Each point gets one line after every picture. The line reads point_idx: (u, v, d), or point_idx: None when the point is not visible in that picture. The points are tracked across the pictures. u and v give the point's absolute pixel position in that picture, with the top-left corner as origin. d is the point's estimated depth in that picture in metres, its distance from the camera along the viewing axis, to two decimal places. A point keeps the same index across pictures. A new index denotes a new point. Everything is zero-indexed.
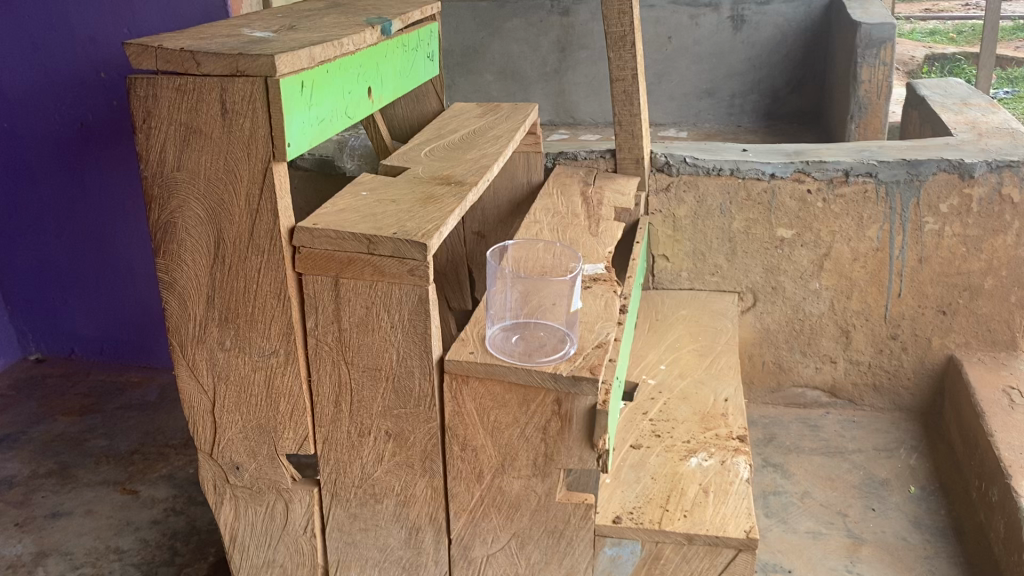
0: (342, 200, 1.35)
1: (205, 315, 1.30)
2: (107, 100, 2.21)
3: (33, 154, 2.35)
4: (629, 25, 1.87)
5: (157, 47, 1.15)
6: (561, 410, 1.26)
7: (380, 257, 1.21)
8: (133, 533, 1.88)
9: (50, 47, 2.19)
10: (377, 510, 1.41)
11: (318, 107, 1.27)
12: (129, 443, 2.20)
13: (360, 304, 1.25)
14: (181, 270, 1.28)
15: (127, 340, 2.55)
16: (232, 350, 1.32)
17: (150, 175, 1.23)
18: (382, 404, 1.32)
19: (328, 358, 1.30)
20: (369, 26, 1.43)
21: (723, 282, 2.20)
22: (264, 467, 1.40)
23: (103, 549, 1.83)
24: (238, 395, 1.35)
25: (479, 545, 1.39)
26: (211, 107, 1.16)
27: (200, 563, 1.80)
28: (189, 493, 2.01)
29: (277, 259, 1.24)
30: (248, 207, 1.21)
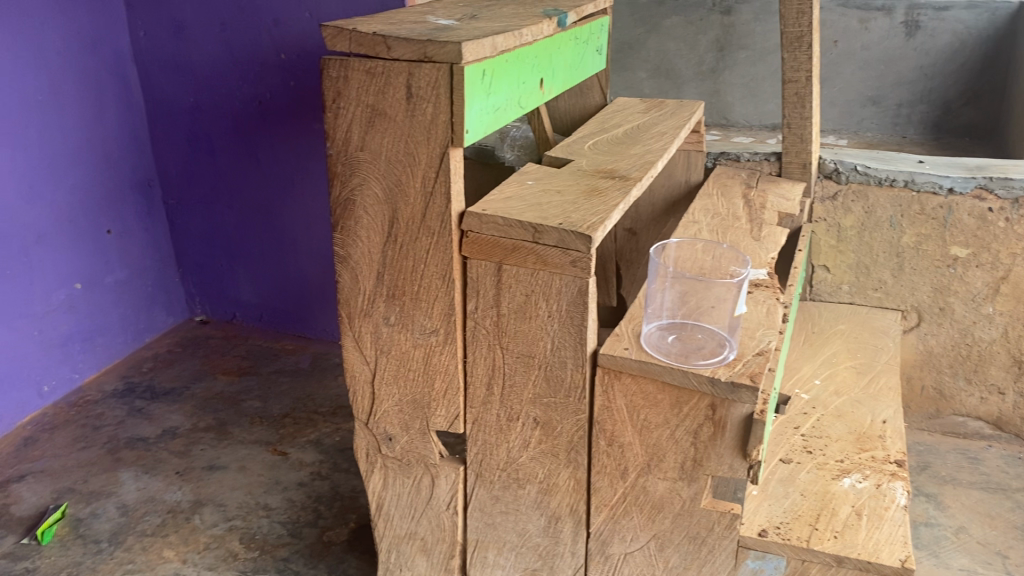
0: (508, 187, 1.36)
1: (374, 290, 1.35)
2: (284, 81, 2.33)
3: (214, 128, 2.50)
4: (808, 26, 1.81)
5: (352, 30, 1.20)
6: (715, 417, 1.23)
7: (544, 246, 1.22)
8: (281, 492, 1.97)
9: (238, 28, 2.32)
10: (519, 495, 1.42)
11: (495, 95, 1.29)
12: (281, 407, 2.32)
13: (521, 291, 1.27)
14: (355, 246, 1.33)
15: (285, 309, 2.68)
16: (396, 325, 1.36)
17: (335, 153, 1.28)
18: (533, 390, 1.33)
19: (485, 341, 1.33)
20: (547, 18, 1.44)
21: (886, 299, 2.10)
22: (416, 440, 1.45)
23: (253, 504, 1.93)
24: (398, 369, 1.40)
25: (618, 542, 1.38)
26: (397, 90, 1.20)
27: (342, 527, 1.85)
28: (334, 460, 2.09)
29: (446, 241, 1.27)
30: (423, 189, 1.25)
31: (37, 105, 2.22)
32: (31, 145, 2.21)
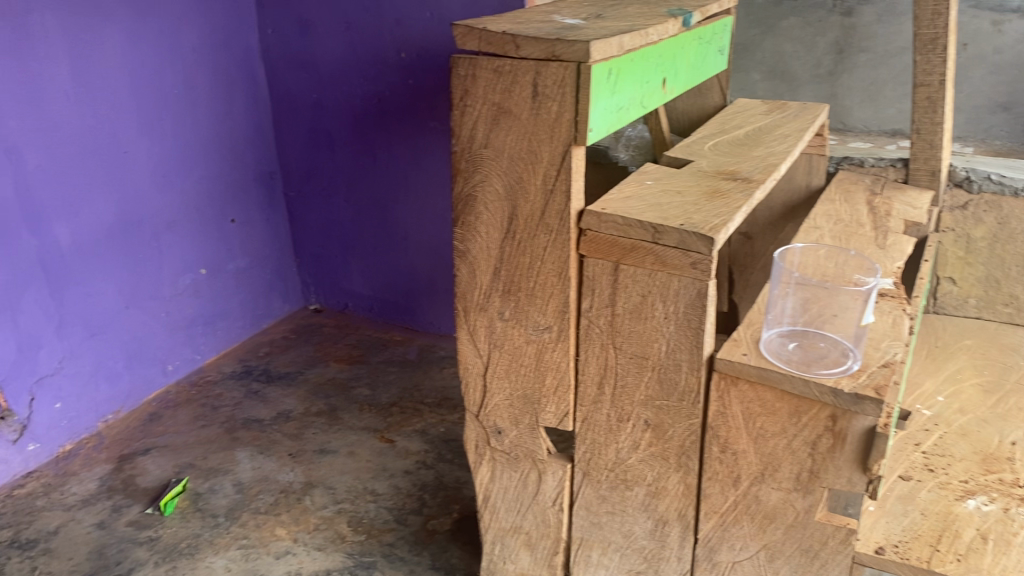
0: (627, 187, 1.35)
1: (490, 284, 1.37)
2: (404, 78, 2.38)
3: (334, 123, 2.58)
4: (943, 28, 1.73)
5: (481, 30, 1.22)
6: (835, 428, 1.19)
7: (663, 247, 1.21)
8: (388, 478, 2.02)
9: (361, 27, 2.38)
10: (627, 496, 1.42)
11: (620, 94, 1.29)
12: (389, 396, 2.38)
13: (637, 292, 1.25)
14: (474, 240, 1.36)
15: (394, 301, 2.75)
16: (510, 320, 1.38)
17: (460, 150, 1.31)
18: (645, 393, 1.31)
19: (598, 340, 1.32)
20: (672, 17, 1.42)
21: (1017, 315, 2.00)
22: (525, 436, 1.46)
23: (361, 489, 1.98)
24: (510, 364, 1.41)
25: (726, 550, 1.36)
26: (524, 89, 1.22)
27: (446, 517, 1.89)
28: (439, 450, 2.12)
29: (564, 239, 1.28)
30: (543, 187, 1.26)
31: (173, 98, 2.34)
32: (166, 136, 2.34)
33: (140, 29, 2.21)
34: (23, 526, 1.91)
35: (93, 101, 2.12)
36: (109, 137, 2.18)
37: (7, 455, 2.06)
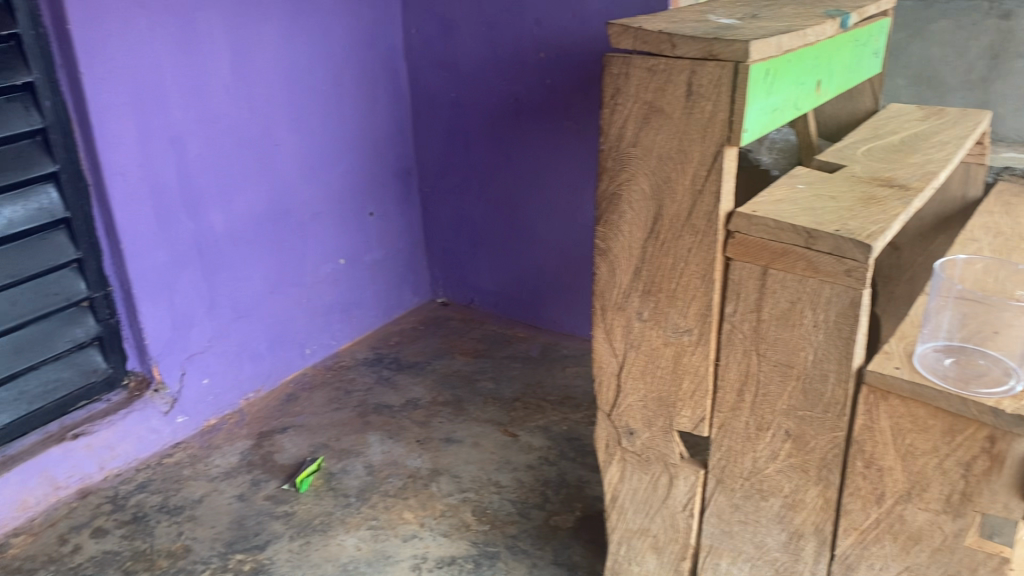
0: (778, 190, 1.33)
1: (630, 284, 1.37)
2: (541, 79, 2.41)
3: (470, 121, 2.64)
4: None
5: (637, 29, 1.22)
6: (993, 451, 1.12)
7: (817, 253, 1.17)
8: (511, 471, 2.05)
9: (501, 27, 2.43)
10: (761, 506, 1.39)
11: (775, 95, 1.26)
12: (513, 391, 2.41)
13: (785, 298, 1.23)
14: (616, 239, 1.36)
15: (519, 299, 2.79)
16: (649, 321, 1.38)
17: (607, 148, 1.31)
18: (787, 402, 1.28)
19: (741, 346, 1.30)
20: (830, 18, 1.39)
21: None
22: (657, 438, 1.45)
23: (485, 480, 2.02)
24: (646, 365, 1.41)
25: (864, 569, 1.31)
26: (678, 88, 1.21)
27: (568, 514, 1.90)
28: (562, 448, 2.13)
29: (711, 241, 1.26)
30: (692, 187, 1.25)
31: (321, 95, 2.47)
32: (312, 131, 2.48)
33: (294, 29, 2.34)
34: (171, 493, 2.07)
35: (249, 96, 2.27)
36: (261, 131, 2.33)
37: (159, 425, 2.25)
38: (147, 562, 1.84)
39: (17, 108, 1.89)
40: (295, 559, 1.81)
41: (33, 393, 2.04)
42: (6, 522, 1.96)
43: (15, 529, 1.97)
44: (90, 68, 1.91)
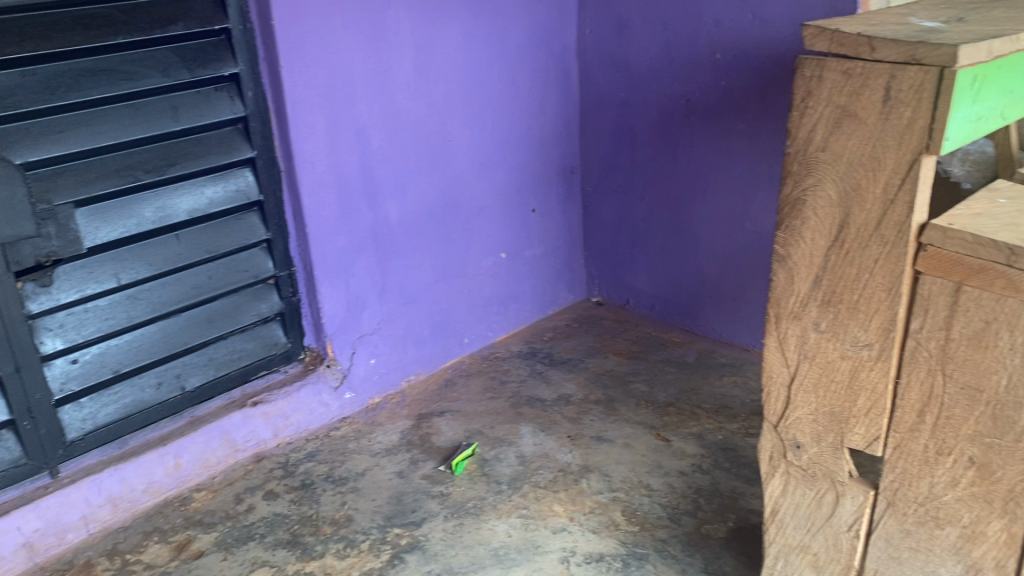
0: (976, 204, 1.26)
1: (808, 293, 1.34)
2: (715, 81, 2.38)
3: (639, 122, 2.63)
4: None
5: (834, 30, 1.19)
6: None
7: (1020, 272, 1.11)
8: (662, 476, 2.04)
9: (678, 27, 2.41)
10: (935, 535, 1.31)
11: (981, 103, 1.20)
12: (667, 395, 2.39)
13: (979, 317, 1.16)
14: (796, 246, 1.32)
15: (678, 303, 2.76)
16: (826, 333, 1.34)
17: (793, 152, 1.29)
18: (973, 428, 1.21)
19: (925, 365, 1.24)
20: None
21: None
22: (826, 454, 1.41)
23: (636, 482, 2.02)
24: (820, 378, 1.37)
25: None
26: (875, 92, 1.17)
27: (720, 524, 1.86)
28: (715, 457, 2.10)
29: (900, 253, 1.21)
30: (883, 196, 1.21)
31: (495, 92, 2.55)
32: (485, 126, 2.55)
33: (475, 27, 2.43)
34: (336, 464, 2.22)
35: (428, 92, 2.38)
36: (438, 126, 2.43)
37: (328, 399, 2.40)
38: (313, 527, 1.97)
39: (224, 97, 2.06)
40: (449, 539, 1.88)
41: (220, 360, 2.21)
42: (190, 477, 2.16)
43: (197, 485, 2.17)
44: (289, 61, 2.07)
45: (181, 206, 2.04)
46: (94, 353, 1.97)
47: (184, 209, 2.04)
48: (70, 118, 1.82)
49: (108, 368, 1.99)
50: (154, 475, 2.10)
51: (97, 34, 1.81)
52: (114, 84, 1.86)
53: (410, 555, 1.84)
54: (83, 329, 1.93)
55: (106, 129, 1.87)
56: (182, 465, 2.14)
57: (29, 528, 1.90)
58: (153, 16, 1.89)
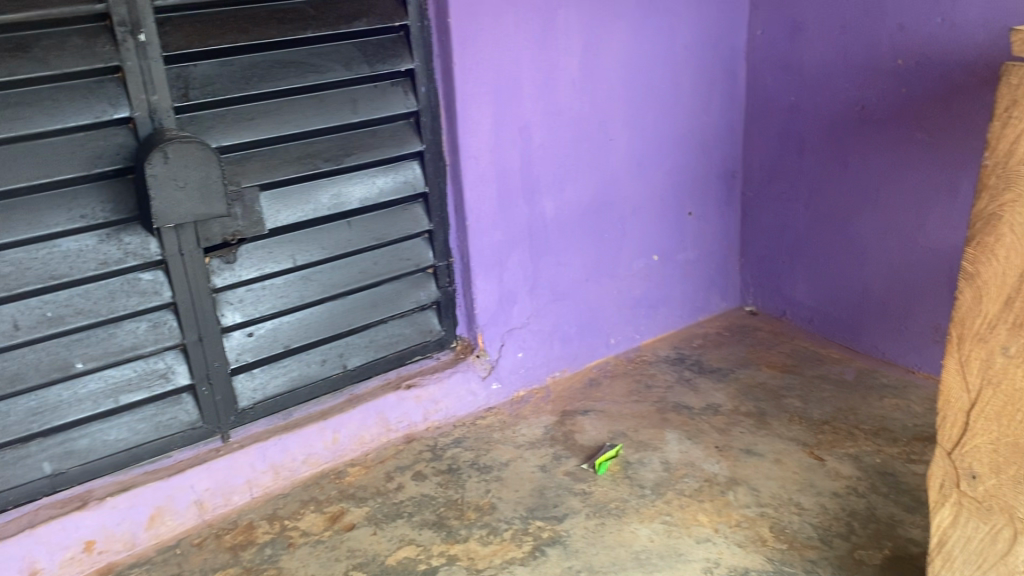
0: None
1: (997, 315, 1.26)
2: (895, 87, 2.28)
3: (808, 128, 2.55)
4: None
5: None
6: None
7: None
8: (814, 495, 1.97)
9: (857, 30, 2.33)
10: None
11: None
12: (822, 412, 2.31)
13: None
14: (987, 264, 1.25)
15: (838, 317, 2.65)
16: (1015, 358, 1.25)
17: (991, 164, 1.24)
18: None
19: None
20: None
21: None
22: (1005, 487, 1.32)
23: (785, 499, 1.96)
24: (1004, 406, 1.28)
25: None
26: None
27: (875, 550, 1.78)
28: (873, 480, 2.00)
29: None
30: None
31: (660, 93, 2.53)
32: (647, 127, 2.54)
33: (644, 28, 2.43)
34: (481, 452, 2.27)
35: (593, 91, 2.40)
36: (600, 125, 2.45)
37: (476, 388, 2.45)
38: (457, 511, 2.03)
39: (399, 91, 2.14)
40: (590, 537, 1.89)
41: (379, 343, 2.30)
42: (346, 453, 2.27)
43: (351, 460, 2.27)
44: (461, 58, 2.14)
45: (353, 194, 2.14)
46: (267, 328, 2.10)
47: (356, 198, 2.15)
48: (260, 107, 1.96)
49: (279, 343, 2.12)
50: (313, 447, 2.21)
51: (289, 28, 1.94)
52: (301, 76, 1.98)
53: (552, 548, 1.86)
54: (260, 305, 2.06)
55: (291, 119, 2.00)
56: (339, 439, 2.25)
57: (201, 486, 2.05)
58: (339, 12, 2.00)
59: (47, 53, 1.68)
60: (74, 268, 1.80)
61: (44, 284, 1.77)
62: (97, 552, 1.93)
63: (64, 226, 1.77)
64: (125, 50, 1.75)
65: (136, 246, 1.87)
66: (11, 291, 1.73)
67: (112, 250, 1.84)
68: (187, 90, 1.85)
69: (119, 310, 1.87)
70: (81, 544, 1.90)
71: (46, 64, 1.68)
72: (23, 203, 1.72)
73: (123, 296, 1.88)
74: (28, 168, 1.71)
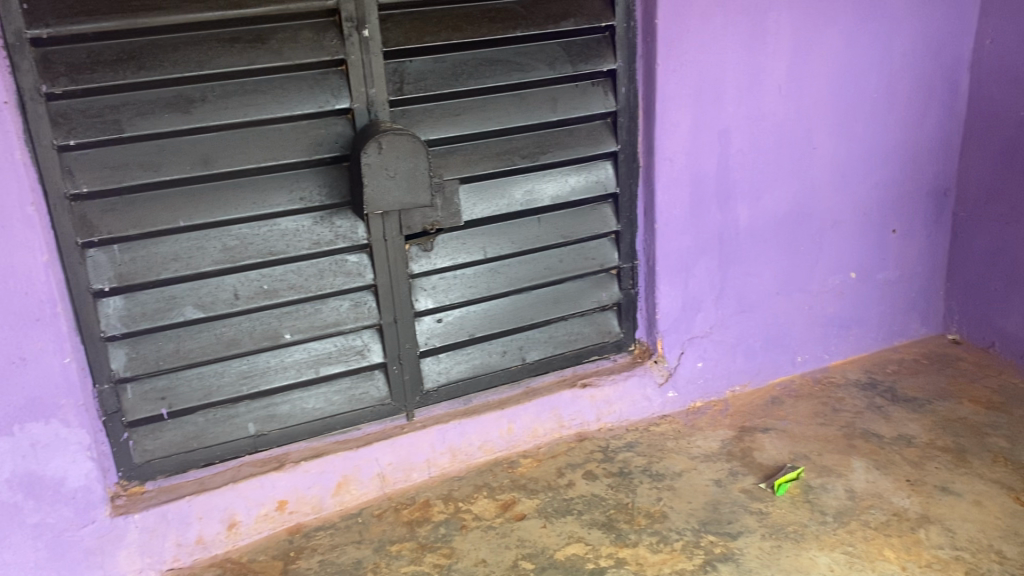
0: None
1: None
2: None
3: None
4: None
5: None
6: None
7: None
8: (1018, 544, 1.81)
9: None
10: None
11: None
12: None
13: None
14: None
15: None
16: None
17: None
18: None
19: None
20: None
21: None
22: None
23: (984, 545, 1.81)
24: None
25: None
26: None
27: None
28: None
29: None
30: None
31: (872, 102, 2.42)
32: (854, 137, 2.44)
33: (860, 33, 2.33)
34: (654, 459, 2.25)
35: (800, 97, 2.32)
36: (805, 132, 2.37)
37: (652, 394, 2.43)
38: (627, 515, 2.02)
39: (599, 91, 2.15)
40: (765, 558, 1.83)
41: (559, 339, 2.32)
42: (519, 444, 2.31)
43: (524, 451, 2.31)
44: (665, 59, 2.13)
45: (546, 191, 2.17)
46: (455, 316, 2.17)
47: (548, 195, 2.18)
48: (466, 103, 2.03)
49: (465, 331, 2.19)
50: (489, 435, 2.27)
51: (499, 27, 2.00)
52: (507, 74, 2.03)
53: (723, 564, 1.82)
54: (450, 293, 2.14)
55: (494, 116, 2.05)
56: (515, 430, 2.29)
57: (384, 460, 2.15)
58: (548, 12, 2.04)
59: (282, 45, 1.81)
60: (290, 245, 1.94)
61: (263, 258, 1.92)
62: (288, 512, 2.07)
63: (284, 207, 1.91)
64: (349, 45, 1.86)
65: (346, 230, 1.99)
66: (235, 262, 1.89)
67: (324, 232, 1.96)
68: (402, 85, 1.94)
69: (326, 288, 2.00)
70: (275, 503, 2.04)
71: (280, 55, 1.81)
72: (251, 183, 1.88)
73: (330, 276, 2.00)
74: (257, 150, 1.86)
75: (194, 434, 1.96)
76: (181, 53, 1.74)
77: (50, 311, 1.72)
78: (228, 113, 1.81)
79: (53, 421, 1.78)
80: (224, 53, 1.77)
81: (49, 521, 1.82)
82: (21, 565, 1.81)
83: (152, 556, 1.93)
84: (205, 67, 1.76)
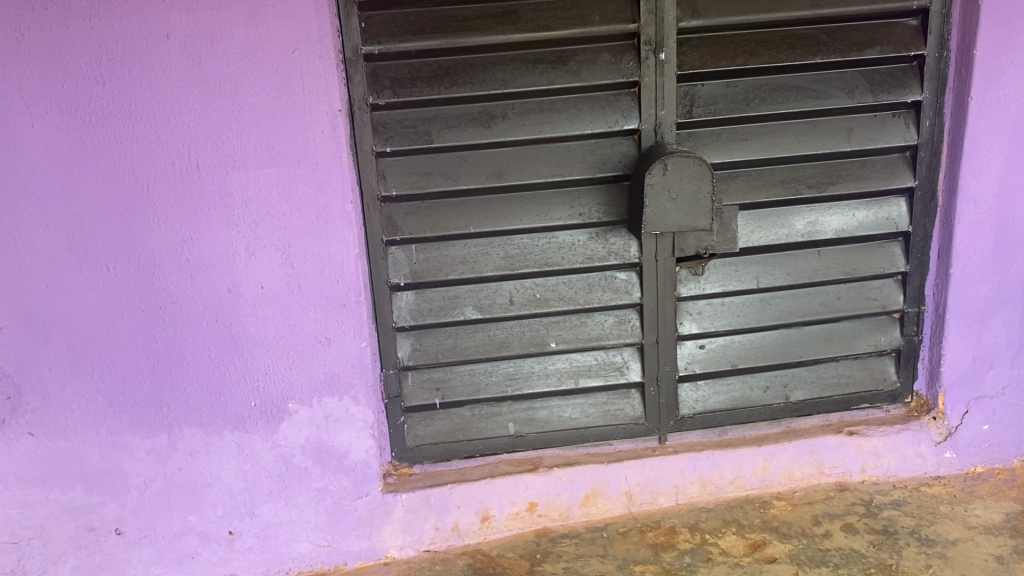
0: None
1: None
2: None
3: None
4: None
5: None
6: None
7: None
8: None
9: None
10: None
11: None
12: None
13: None
14: None
15: None
16: None
17: None
18: None
19: None
20: None
21: None
22: None
23: None
24: None
25: None
26: None
27: None
28: None
29: None
30: None
31: None
32: None
33: None
34: (924, 522, 2.07)
35: None
36: None
37: (926, 451, 2.24)
38: None
39: (900, 123, 2.03)
40: None
41: (827, 380, 2.21)
42: (774, 483, 2.22)
43: (778, 492, 2.22)
44: (980, 93, 1.97)
45: (830, 224, 2.08)
46: (718, 344, 2.14)
47: (832, 228, 2.09)
48: (754, 129, 2.00)
49: (728, 360, 2.15)
50: (744, 470, 2.20)
51: (799, 53, 1.94)
52: (800, 101, 1.98)
53: None
54: (716, 320, 2.11)
55: (782, 143, 2.00)
56: (770, 469, 2.21)
57: (633, 479, 2.16)
58: (853, 39, 1.96)
59: (581, 67, 1.89)
60: (565, 258, 2.00)
61: (539, 268, 2.00)
62: (538, 514, 2.13)
63: (564, 220, 1.97)
64: (645, 68, 1.90)
65: (619, 247, 2.02)
66: (514, 270, 1.99)
67: (599, 248, 2.01)
68: (691, 108, 1.95)
69: (594, 302, 2.04)
70: (526, 503, 2.11)
71: (578, 76, 1.89)
72: (537, 197, 1.97)
73: (599, 291, 2.05)
74: (546, 165, 1.94)
75: (460, 426, 2.09)
76: (489, 72, 1.87)
77: (355, 298, 1.90)
78: (525, 130, 1.91)
79: (345, 398, 1.96)
80: (527, 73, 1.88)
81: (331, 488, 2.01)
82: (304, 524, 2.02)
83: (412, 535, 2.07)
84: (509, 85, 1.87)
